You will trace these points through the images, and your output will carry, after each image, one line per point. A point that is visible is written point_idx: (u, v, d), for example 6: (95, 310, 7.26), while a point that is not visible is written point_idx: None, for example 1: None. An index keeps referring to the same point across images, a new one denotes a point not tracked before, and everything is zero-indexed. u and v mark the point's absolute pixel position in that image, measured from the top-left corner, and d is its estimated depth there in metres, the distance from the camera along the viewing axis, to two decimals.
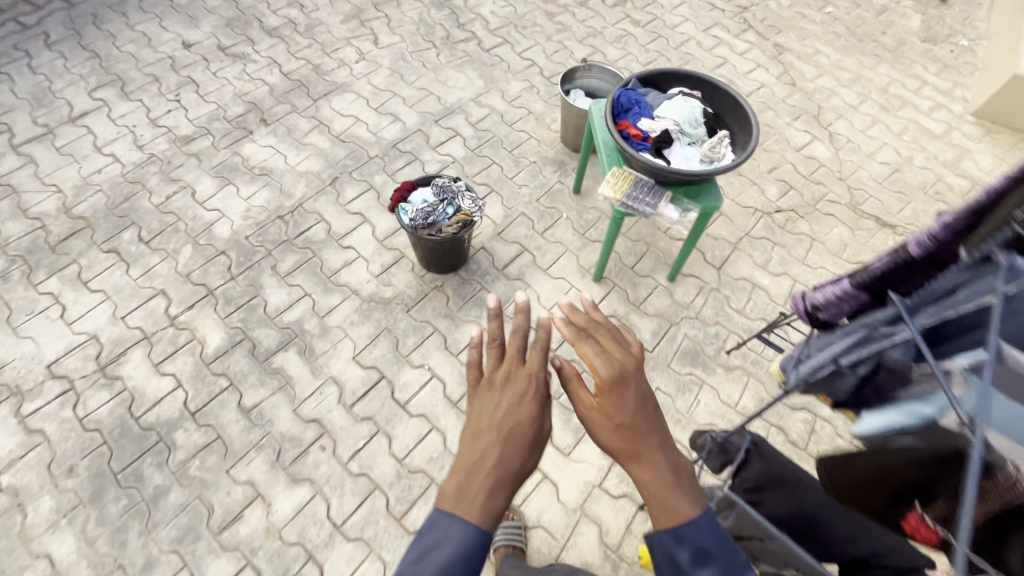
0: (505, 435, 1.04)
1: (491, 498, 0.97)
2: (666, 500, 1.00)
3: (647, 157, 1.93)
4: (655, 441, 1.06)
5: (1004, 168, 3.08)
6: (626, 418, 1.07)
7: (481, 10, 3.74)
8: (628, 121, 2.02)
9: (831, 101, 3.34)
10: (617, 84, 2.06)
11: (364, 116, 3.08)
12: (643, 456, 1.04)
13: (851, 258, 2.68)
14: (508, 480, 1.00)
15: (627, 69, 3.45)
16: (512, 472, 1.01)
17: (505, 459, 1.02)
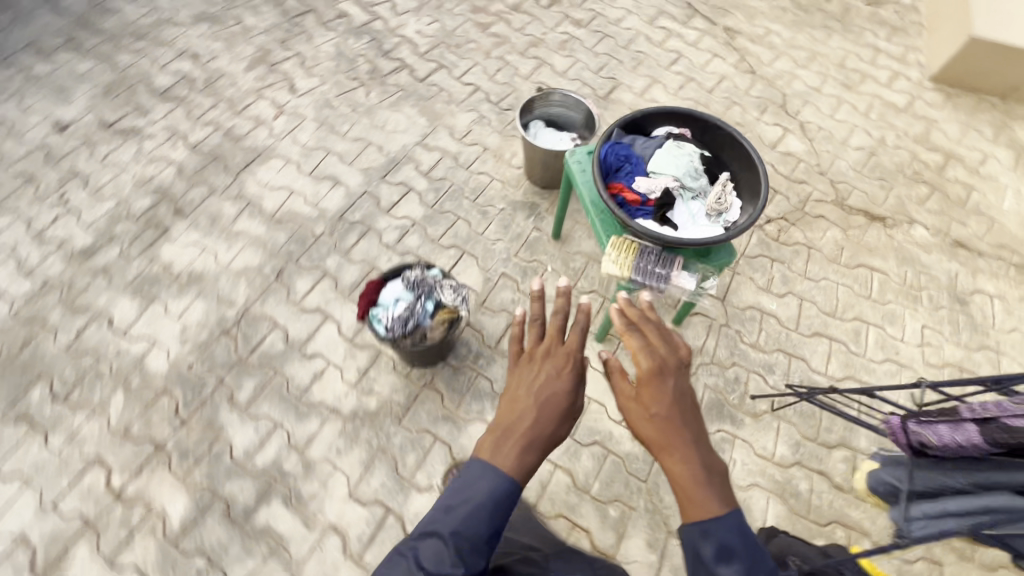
0: (540, 405, 1.16)
1: (520, 454, 1.11)
2: (686, 490, 1.07)
3: (653, 227, 1.70)
4: (685, 435, 1.11)
5: (971, 134, 3.03)
6: (657, 411, 1.14)
7: (406, 31, 3.32)
8: (621, 182, 1.76)
9: (794, 86, 3.18)
10: (600, 139, 1.77)
11: (299, 185, 2.66)
12: (671, 448, 1.11)
13: (850, 262, 2.56)
14: (539, 444, 1.13)
15: (578, 81, 3.15)
16: (544, 438, 1.14)
17: (538, 426, 1.14)
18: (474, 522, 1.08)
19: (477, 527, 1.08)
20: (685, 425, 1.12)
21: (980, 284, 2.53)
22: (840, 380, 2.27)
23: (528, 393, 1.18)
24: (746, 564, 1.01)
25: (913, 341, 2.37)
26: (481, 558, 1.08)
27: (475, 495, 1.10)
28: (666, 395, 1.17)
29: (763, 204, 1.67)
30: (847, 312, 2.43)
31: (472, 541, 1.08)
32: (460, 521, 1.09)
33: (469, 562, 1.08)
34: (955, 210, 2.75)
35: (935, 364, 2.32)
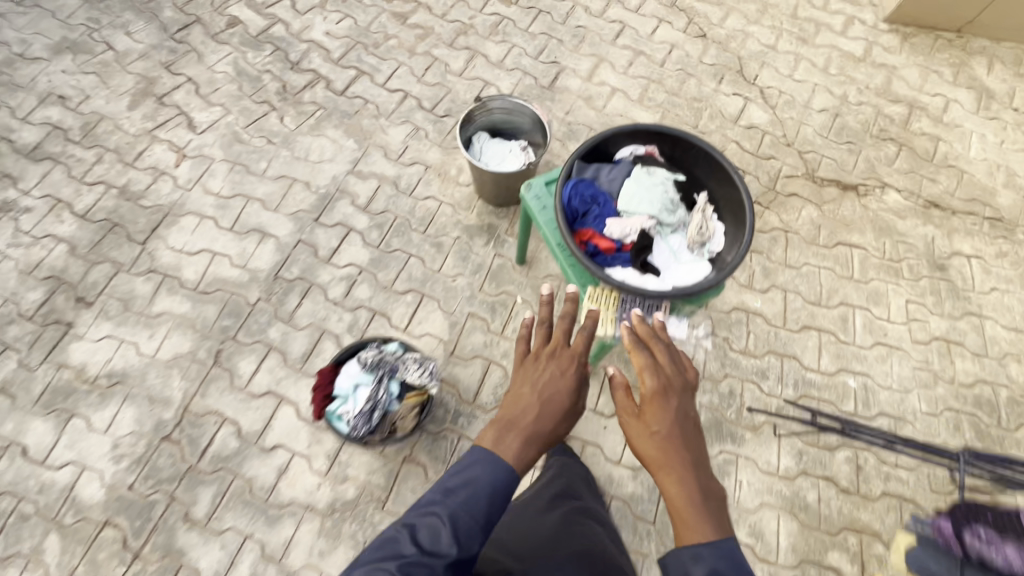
0: (542, 403, 1.27)
1: (522, 443, 1.22)
2: (675, 508, 1.07)
3: (634, 278, 1.50)
4: (682, 455, 1.12)
5: (931, 78, 2.88)
6: (658, 429, 1.15)
7: (313, 33, 2.87)
8: (592, 227, 1.53)
9: (749, 46, 2.93)
10: (562, 178, 1.53)
11: (220, 245, 2.30)
12: (667, 470, 1.10)
13: (829, 242, 2.44)
14: (539, 439, 1.24)
15: (518, 70, 2.81)
16: (544, 433, 1.25)
17: (538, 421, 1.25)
18: (473, 510, 1.15)
19: (477, 511, 1.15)
20: (682, 448, 1.13)
21: (957, 245, 2.46)
22: (835, 374, 2.19)
23: (533, 390, 1.29)
24: None
25: (900, 319, 2.29)
26: (473, 546, 1.13)
27: (479, 483, 1.17)
28: (667, 415, 1.17)
29: (751, 234, 1.49)
30: (832, 298, 2.33)
31: (468, 524, 1.14)
32: (459, 506, 1.15)
33: (464, 546, 1.12)
34: (925, 167, 2.64)
35: (923, 340, 2.26)
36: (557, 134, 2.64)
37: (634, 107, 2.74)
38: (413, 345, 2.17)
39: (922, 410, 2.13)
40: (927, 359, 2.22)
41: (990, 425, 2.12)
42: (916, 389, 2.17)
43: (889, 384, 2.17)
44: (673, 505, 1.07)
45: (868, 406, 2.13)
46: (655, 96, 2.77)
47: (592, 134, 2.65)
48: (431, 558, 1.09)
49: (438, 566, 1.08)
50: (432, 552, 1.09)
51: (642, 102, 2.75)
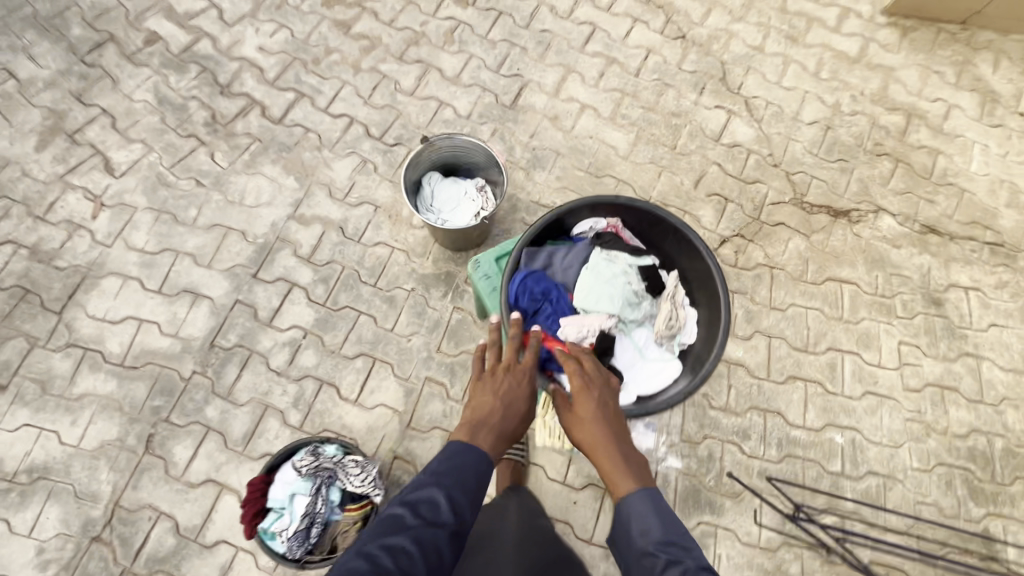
0: (505, 406, 1.24)
1: (493, 440, 1.19)
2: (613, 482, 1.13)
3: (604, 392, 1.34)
4: (613, 432, 1.18)
5: (933, 80, 2.62)
6: (589, 413, 1.20)
7: (243, 49, 2.54)
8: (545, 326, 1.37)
9: (733, 49, 2.63)
10: (508, 270, 1.36)
11: (147, 310, 2.08)
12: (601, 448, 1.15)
13: (817, 278, 2.25)
14: (504, 439, 1.22)
15: (476, 86, 2.51)
16: (510, 432, 1.22)
17: (504, 421, 1.22)
18: (464, 480, 1.13)
19: (468, 483, 1.13)
20: (612, 425, 1.18)
21: (955, 276, 2.27)
22: (821, 431, 2.04)
23: (493, 396, 1.24)
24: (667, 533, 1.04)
25: (892, 364, 2.13)
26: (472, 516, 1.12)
27: (465, 463, 1.15)
28: (599, 399, 1.22)
29: (726, 334, 1.32)
30: (820, 343, 2.15)
31: (468, 493, 1.12)
32: (451, 478, 1.13)
33: (462, 515, 1.10)
34: (922, 186, 2.42)
35: (916, 387, 2.11)
36: (520, 162, 2.38)
37: (606, 126, 2.46)
38: (366, 418, 1.99)
39: (912, 467, 2.00)
40: (919, 409, 2.08)
41: (983, 480, 2.00)
42: (907, 443, 2.03)
43: (879, 439, 2.04)
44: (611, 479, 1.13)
45: (855, 465, 2.00)
46: (629, 112, 2.49)
47: (560, 161, 2.39)
48: (435, 529, 1.06)
49: (441, 535, 1.05)
50: (434, 523, 1.06)
51: (615, 120, 2.47)
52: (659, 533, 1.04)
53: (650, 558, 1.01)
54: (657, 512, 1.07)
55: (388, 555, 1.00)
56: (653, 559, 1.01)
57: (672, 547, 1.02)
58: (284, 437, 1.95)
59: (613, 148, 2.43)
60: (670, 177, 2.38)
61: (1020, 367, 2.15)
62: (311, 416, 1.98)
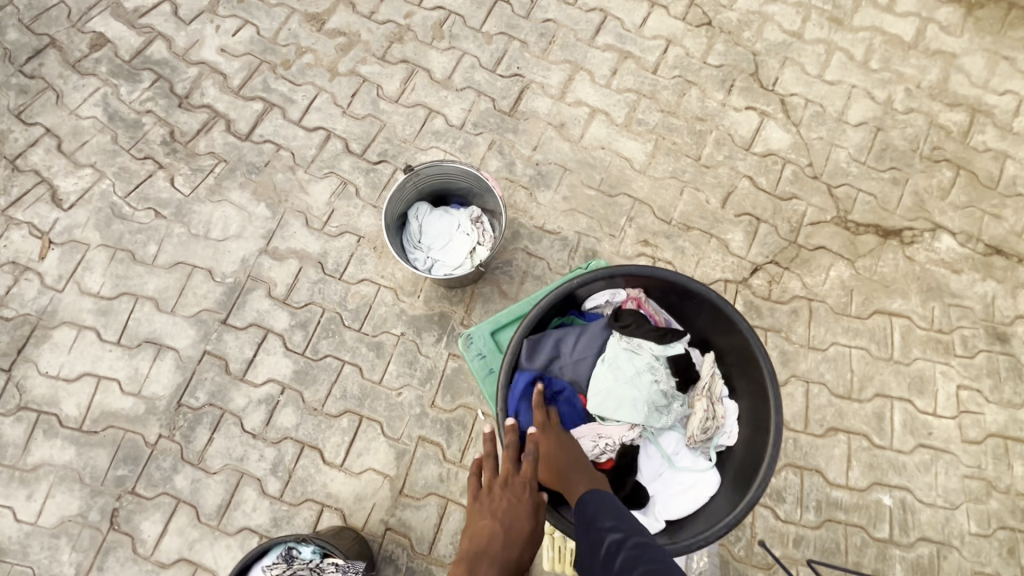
0: (505, 527, 1.09)
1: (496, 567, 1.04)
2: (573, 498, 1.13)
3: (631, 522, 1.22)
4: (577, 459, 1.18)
5: (1001, 68, 2.24)
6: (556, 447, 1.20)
7: (203, 51, 2.22)
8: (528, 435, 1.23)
9: (767, 36, 2.26)
10: (506, 375, 1.23)
11: (105, 366, 1.85)
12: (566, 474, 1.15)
13: (863, 312, 1.96)
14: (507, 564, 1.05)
15: (469, 89, 2.18)
16: (515, 553, 1.07)
17: (506, 545, 1.07)
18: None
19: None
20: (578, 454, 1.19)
21: (1023, 306, 1.97)
22: (866, 491, 1.80)
23: (493, 517, 1.11)
24: (618, 523, 1.03)
25: (949, 413, 1.87)
26: None
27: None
28: (568, 436, 1.23)
29: (775, 433, 1.16)
30: (865, 389, 1.89)
31: None
32: None
33: None
34: (986, 198, 2.09)
35: (976, 439, 1.85)
36: (521, 180, 2.08)
37: (620, 135, 2.14)
38: (353, 485, 1.77)
39: (970, 532, 1.77)
40: (979, 465, 1.82)
41: None
42: (964, 504, 1.79)
43: (933, 500, 1.79)
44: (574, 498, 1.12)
45: (906, 531, 1.77)
46: (646, 117, 2.16)
47: (567, 177, 2.08)
48: None
49: None
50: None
51: (629, 127, 2.15)
52: (609, 521, 1.04)
53: (599, 536, 1.00)
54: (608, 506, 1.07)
55: None
56: (601, 539, 1.01)
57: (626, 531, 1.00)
58: (262, 510, 1.74)
59: (628, 160, 2.11)
60: (694, 193, 2.07)
61: None
62: (292, 485, 1.76)
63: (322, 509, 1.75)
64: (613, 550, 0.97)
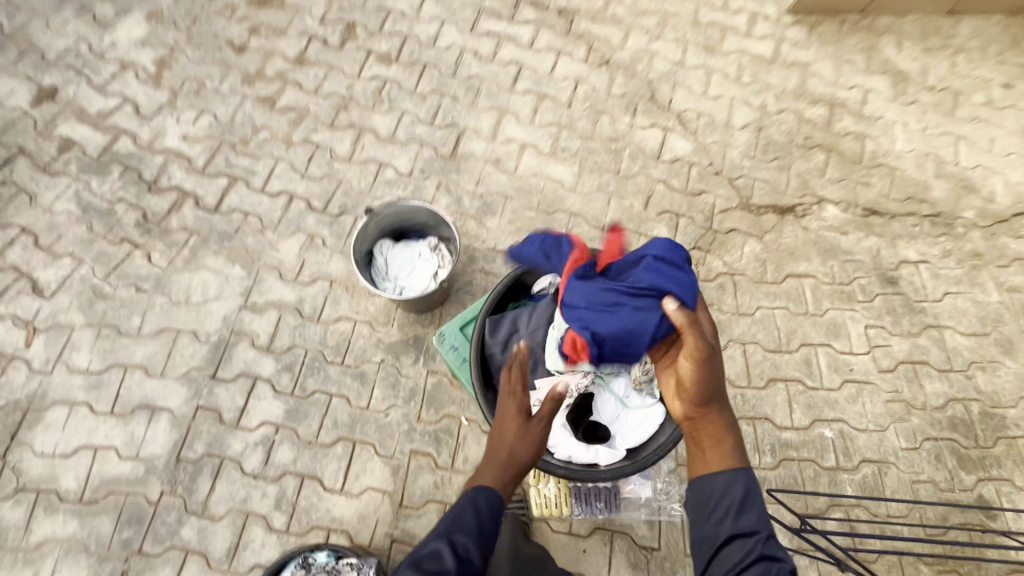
0: (498, 435, 1.28)
1: (494, 471, 1.22)
2: (715, 460, 1.21)
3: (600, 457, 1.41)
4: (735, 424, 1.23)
5: (845, 69, 2.74)
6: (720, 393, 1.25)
7: (167, 140, 2.45)
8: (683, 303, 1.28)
9: (656, 67, 2.70)
10: (475, 357, 1.46)
11: (100, 436, 1.93)
12: (725, 438, 1.22)
13: (777, 277, 2.29)
14: (506, 460, 1.24)
15: (413, 142, 2.49)
16: (506, 451, 1.25)
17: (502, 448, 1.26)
18: (469, 526, 1.13)
19: (467, 522, 1.14)
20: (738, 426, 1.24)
21: (903, 253, 2.35)
22: (809, 428, 2.05)
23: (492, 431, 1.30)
24: (752, 512, 1.15)
25: (863, 349, 2.18)
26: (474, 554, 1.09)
27: (473, 502, 1.17)
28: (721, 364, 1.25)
29: None
30: (792, 340, 2.19)
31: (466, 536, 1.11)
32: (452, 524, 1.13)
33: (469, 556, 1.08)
34: (856, 171, 2.52)
35: (889, 367, 2.16)
36: (470, 211, 2.36)
37: (548, 162, 2.47)
38: (355, 506, 1.89)
39: (902, 447, 2.03)
40: (897, 389, 2.12)
41: (968, 448, 2.04)
42: (892, 424, 2.07)
43: (866, 426, 2.06)
44: (722, 467, 1.19)
45: (848, 456, 2.02)
46: (568, 144, 2.51)
47: (509, 204, 2.38)
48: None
49: None
50: (466, 559, 1.08)
51: (556, 154, 2.49)
52: (746, 510, 1.15)
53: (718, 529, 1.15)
54: (755, 495, 1.17)
55: None
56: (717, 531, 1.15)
57: (763, 523, 1.13)
58: (271, 545, 1.82)
59: (559, 182, 2.43)
60: (620, 202, 2.41)
61: (979, 329, 2.23)
62: (296, 516, 1.87)
63: (329, 533, 1.85)
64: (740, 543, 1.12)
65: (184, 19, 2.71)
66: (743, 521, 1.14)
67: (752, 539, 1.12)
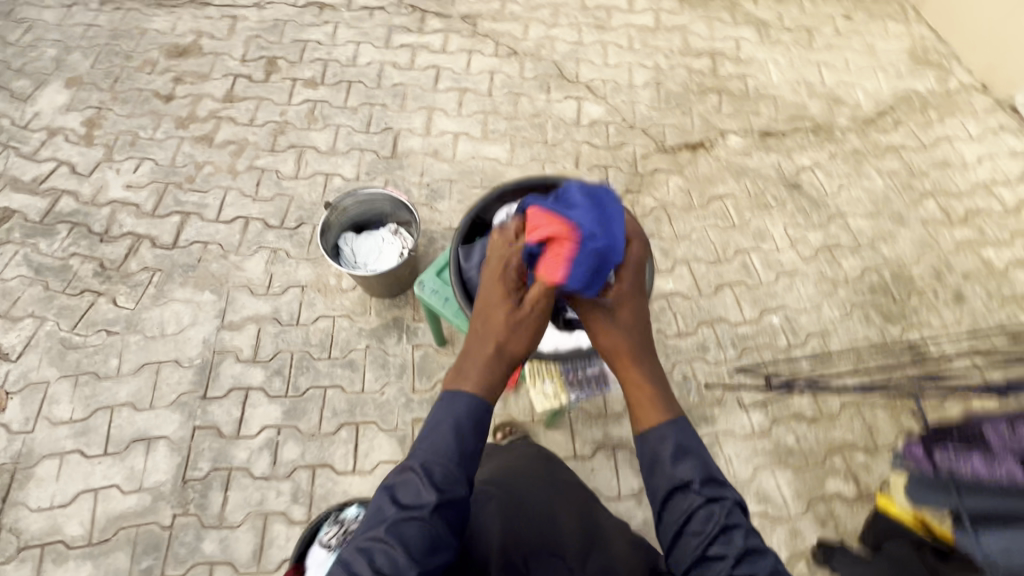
0: (483, 326, 1.21)
1: (476, 375, 1.20)
2: (645, 418, 1.21)
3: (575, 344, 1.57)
4: (661, 380, 1.25)
5: (717, 25, 3.16)
6: (640, 352, 1.25)
7: (110, 192, 2.49)
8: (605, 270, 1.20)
9: (559, 49, 3.02)
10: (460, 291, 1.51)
11: (99, 477, 1.91)
12: (653, 396, 1.22)
13: (702, 202, 2.58)
14: (490, 359, 1.19)
15: (354, 150, 2.66)
16: (492, 345, 1.19)
17: (485, 341, 1.20)
18: (444, 449, 1.16)
19: (446, 445, 1.16)
20: (661, 375, 1.25)
21: (799, 162, 2.72)
22: (759, 319, 2.32)
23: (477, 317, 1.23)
24: (696, 461, 1.16)
25: (787, 246, 2.49)
26: (457, 481, 1.14)
27: (454, 411, 1.18)
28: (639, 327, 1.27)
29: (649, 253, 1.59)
30: (727, 251, 2.47)
31: (443, 466, 1.13)
32: (430, 448, 1.16)
33: (449, 481, 1.13)
34: (745, 104, 2.90)
35: (811, 255, 2.47)
36: (421, 200, 2.54)
37: (482, 144, 2.70)
38: (371, 481, 1.96)
39: (837, 317, 2.33)
40: (821, 271, 2.44)
41: (890, 305, 2.37)
42: (824, 301, 2.37)
43: (804, 307, 2.35)
44: (654, 424, 1.20)
45: (797, 335, 2.29)
46: (497, 126, 2.75)
47: (455, 186, 2.57)
48: (413, 511, 1.09)
49: (419, 516, 1.08)
50: (444, 490, 1.12)
51: (487, 137, 2.72)
52: (683, 461, 1.16)
53: (659, 483, 1.16)
54: (689, 444, 1.18)
55: (369, 551, 1.04)
56: (659, 485, 1.16)
57: (699, 471, 1.15)
58: (296, 537, 1.86)
59: (495, 160, 2.66)
60: (554, 166, 2.66)
61: (874, 210, 2.60)
62: (315, 504, 1.92)
63: None
64: (682, 495, 1.14)
65: (105, 80, 2.78)
66: (681, 473, 1.15)
67: (691, 488, 1.14)
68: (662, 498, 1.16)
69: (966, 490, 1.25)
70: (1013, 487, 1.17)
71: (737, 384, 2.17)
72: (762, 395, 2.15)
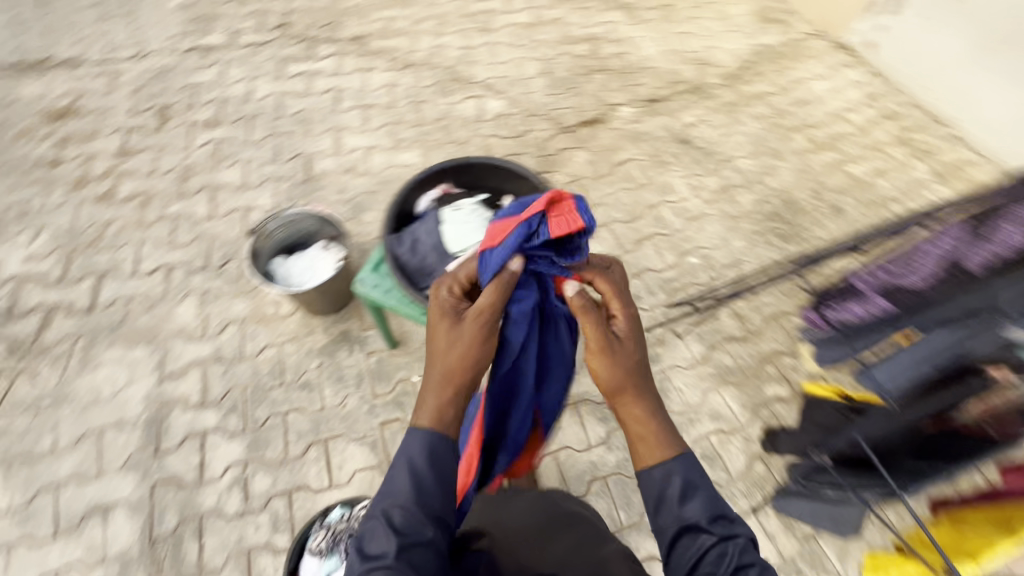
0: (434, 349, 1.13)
1: (432, 404, 1.08)
2: (649, 455, 1.06)
3: None
4: (662, 412, 1.11)
5: (589, 13, 3.44)
6: (639, 380, 1.12)
7: (8, 268, 2.35)
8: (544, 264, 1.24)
9: (450, 55, 3.16)
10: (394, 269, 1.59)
11: (54, 559, 1.80)
12: (655, 429, 1.08)
13: (609, 170, 2.80)
14: (442, 382, 1.09)
15: (268, 180, 2.65)
16: (440, 367, 1.09)
17: (439, 362, 1.11)
18: (404, 492, 1.01)
19: (400, 486, 1.02)
20: (663, 407, 1.11)
21: (685, 120, 3.01)
22: (680, 262, 2.54)
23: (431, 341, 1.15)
24: (705, 498, 1.02)
25: (689, 194, 2.75)
26: (422, 520, 0.99)
27: (408, 450, 1.05)
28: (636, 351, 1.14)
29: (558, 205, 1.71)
30: (640, 209, 2.69)
31: (404, 507, 1.00)
32: (390, 493, 1.02)
33: (413, 524, 0.98)
34: (628, 78, 3.17)
35: (712, 199, 2.74)
36: (345, 215, 2.57)
37: (395, 153, 2.78)
38: (350, 491, 1.96)
39: (744, 247, 2.60)
40: (724, 211, 2.71)
41: (785, 228, 2.67)
42: (731, 236, 2.63)
43: (715, 244, 2.60)
44: (657, 462, 1.05)
45: (714, 269, 2.53)
46: (405, 134, 2.84)
47: (377, 197, 2.63)
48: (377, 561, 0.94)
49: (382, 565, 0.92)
50: (409, 530, 0.98)
51: (398, 146, 2.80)
52: (691, 499, 1.01)
53: (664, 525, 1.01)
54: (698, 480, 1.04)
55: None
56: (665, 526, 1.02)
57: (708, 508, 1.01)
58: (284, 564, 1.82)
59: (411, 166, 2.75)
60: None
61: (755, 150, 2.92)
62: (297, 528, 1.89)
63: None
64: (691, 536, 0.99)
65: None
66: (689, 513, 1.00)
67: (702, 528, 0.99)
68: (670, 543, 1.01)
69: (853, 334, 1.56)
70: (883, 316, 1.50)
71: (673, 323, 2.36)
72: (696, 328, 2.35)
